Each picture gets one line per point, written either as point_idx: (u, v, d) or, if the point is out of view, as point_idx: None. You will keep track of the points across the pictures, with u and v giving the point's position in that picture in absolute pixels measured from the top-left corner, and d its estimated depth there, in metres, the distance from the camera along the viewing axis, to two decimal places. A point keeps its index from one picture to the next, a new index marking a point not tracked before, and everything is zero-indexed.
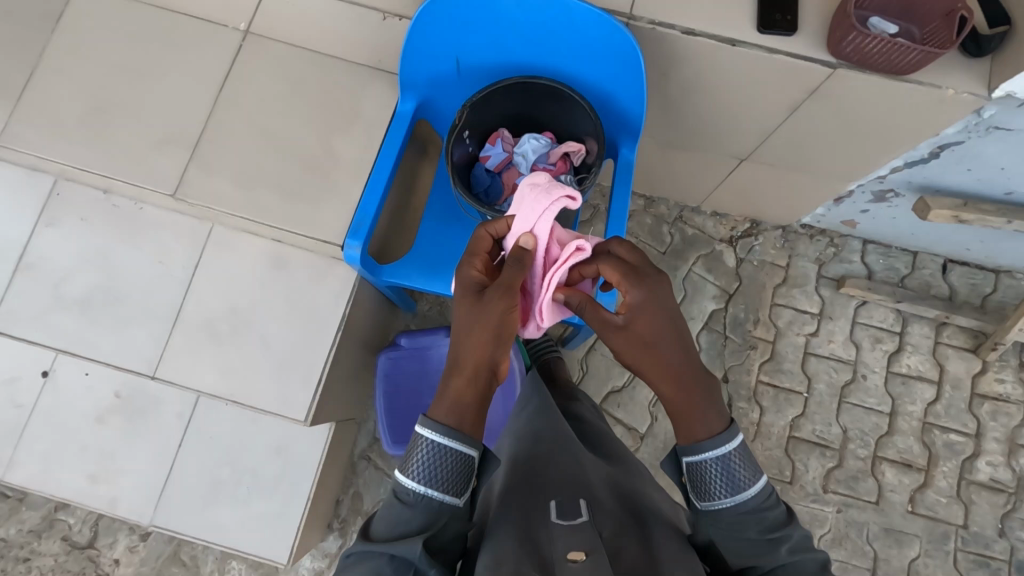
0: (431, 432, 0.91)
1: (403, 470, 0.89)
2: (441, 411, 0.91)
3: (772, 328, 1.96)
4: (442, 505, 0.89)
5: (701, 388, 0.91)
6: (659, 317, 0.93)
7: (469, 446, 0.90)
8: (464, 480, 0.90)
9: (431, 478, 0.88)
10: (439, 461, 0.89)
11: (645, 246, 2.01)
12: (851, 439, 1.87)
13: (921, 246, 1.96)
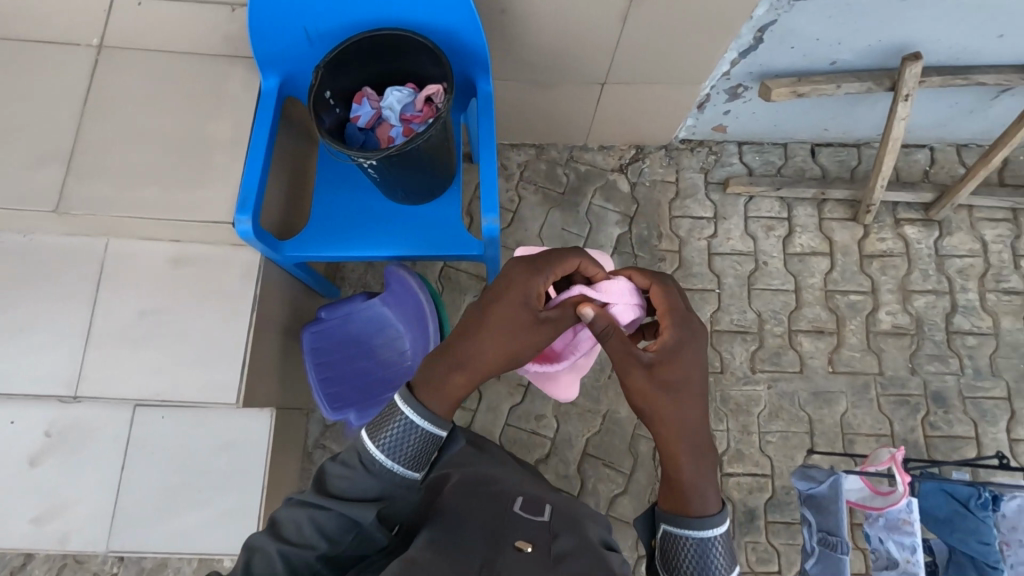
0: (410, 411, 1.00)
1: (373, 438, 0.98)
2: (429, 395, 1.02)
3: (675, 239, 2.10)
4: (399, 475, 0.99)
5: (706, 460, 1.01)
6: (691, 368, 1.04)
7: (439, 425, 1.00)
8: (425, 459, 1.01)
9: (397, 454, 0.98)
10: (408, 441, 0.99)
11: (544, 190, 2.13)
12: (766, 321, 2.02)
13: (787, 136, 2.15)
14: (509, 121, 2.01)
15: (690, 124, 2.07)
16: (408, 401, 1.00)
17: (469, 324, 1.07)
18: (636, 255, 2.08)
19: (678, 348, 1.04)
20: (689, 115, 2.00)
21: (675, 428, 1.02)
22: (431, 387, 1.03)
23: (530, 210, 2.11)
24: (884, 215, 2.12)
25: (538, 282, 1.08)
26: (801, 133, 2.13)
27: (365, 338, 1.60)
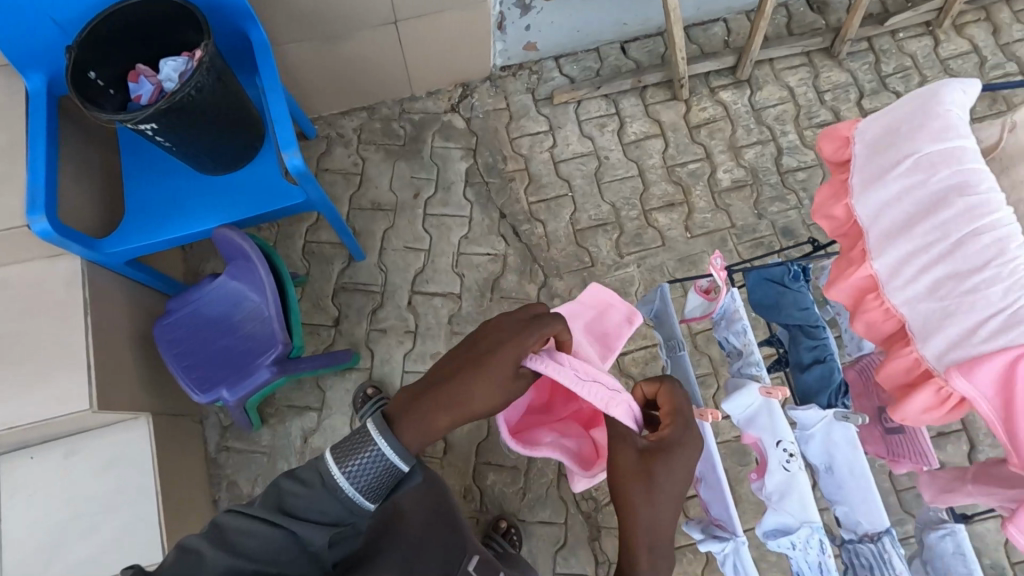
0: (385, 444, 0.96)
1: (342, 462, 0.94)
2: (406, 425, 0.98)
3: (520, 158, 2.18)
4: (353, 506, 0.95)
5: (661, 543, 0.93)
6: (680, 469, 0.95)
7: (404, 461, 0.97)
8: (381, 493, 0.97)
9: (363, 486, 0.94)
10: (375, 472, 0.95)
11: (385, 146, 2.18)
12: (621, 208, 2.12)
13: (595, 40, 2.28)
14: (327, 85, 2.05)
15: (500, 48, 2.17)
16: (382, 434, 0.96)
17: (461, 372, 1.00)
18: (488, 183, 2.15)
19: (673, 465, 0.95)
20: (494, 39, 2.10)
21: (647, 505, 0.92)
22: (416, 416, 0.99)
23: (377, 169, 2.15)
24: (700, 88, 2.28)
25: (535, 340, 0.99)
26: (606, 33, 2.27)
27: (224, 315, 1.57)
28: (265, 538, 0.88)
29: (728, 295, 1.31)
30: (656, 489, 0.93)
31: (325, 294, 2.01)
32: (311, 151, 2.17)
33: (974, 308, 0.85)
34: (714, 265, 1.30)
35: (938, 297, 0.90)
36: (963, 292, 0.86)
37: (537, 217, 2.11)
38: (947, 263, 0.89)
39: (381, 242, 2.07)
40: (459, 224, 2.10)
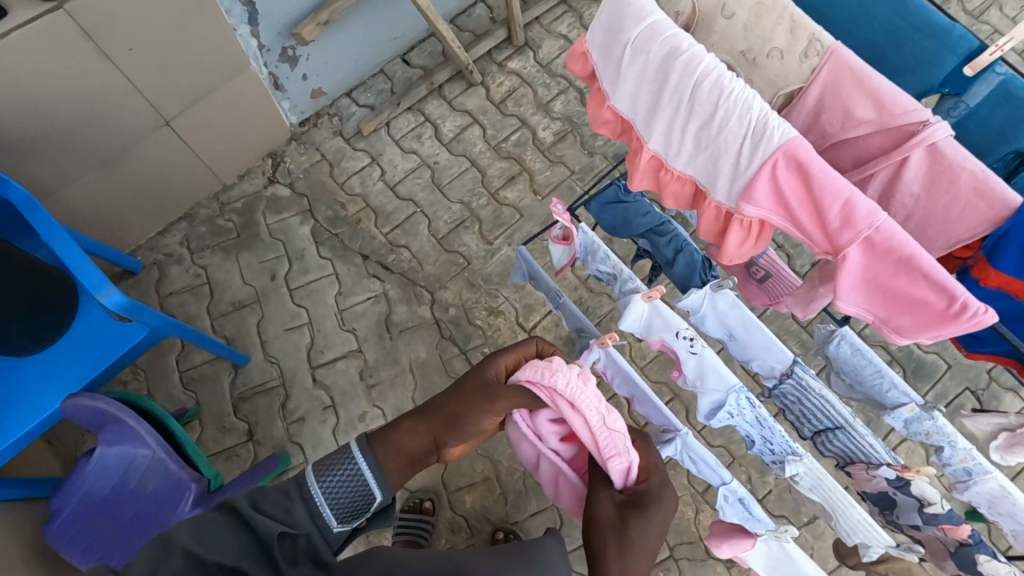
0: (362, 462, 0.99)
1: (319, 469, 0.96)
2: (389, 453, 1.01)
3: (357, 198, 2.16)
4: (316, 518, 0.92)
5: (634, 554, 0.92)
6: (654, 532, 0.93)
7: (375, 484, 0.99)
8: (348, 516, 0.95)
9: (331, 497, 0.94)
10: (347, 487, 0.96)
11: (221, 244, 2.08)
12: (470, 201, 2.16)
13: (376, 63, 2.29)
14: (131, 210, 1.93)
15: (288, 106, 2.13)
16: (363, 450, 0.99)
17: (455, 401, 1.03)
18: (337, 234, 2.11)
19: (661, 521, 0.96)
20: (278, 100, 2.06)
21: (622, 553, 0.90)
22: (386, 440, 1.02)
23: (222, 270, 2.05)
24: (489, 67, 2.36)
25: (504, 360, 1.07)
26: (382, 54, 2.28)
27: (116, 488, 1.40)
28: (226, 531, 0.83)
29: (580, 231, 1.37)
30: (631, 544, 0.90)
31: (226, 412, 1.89)
32: (147, 283, 2.03)
33: (730, 135, 0.71)
34: (558, 213, 1.34)
35: (696, 142, 0.75)
36: (711, 127, 0.73)
37: (397, 243, 2.10)
38: (684, 109, 0.74)
39: (260, 335, 1.98)
40: (328, 283, 2.05)
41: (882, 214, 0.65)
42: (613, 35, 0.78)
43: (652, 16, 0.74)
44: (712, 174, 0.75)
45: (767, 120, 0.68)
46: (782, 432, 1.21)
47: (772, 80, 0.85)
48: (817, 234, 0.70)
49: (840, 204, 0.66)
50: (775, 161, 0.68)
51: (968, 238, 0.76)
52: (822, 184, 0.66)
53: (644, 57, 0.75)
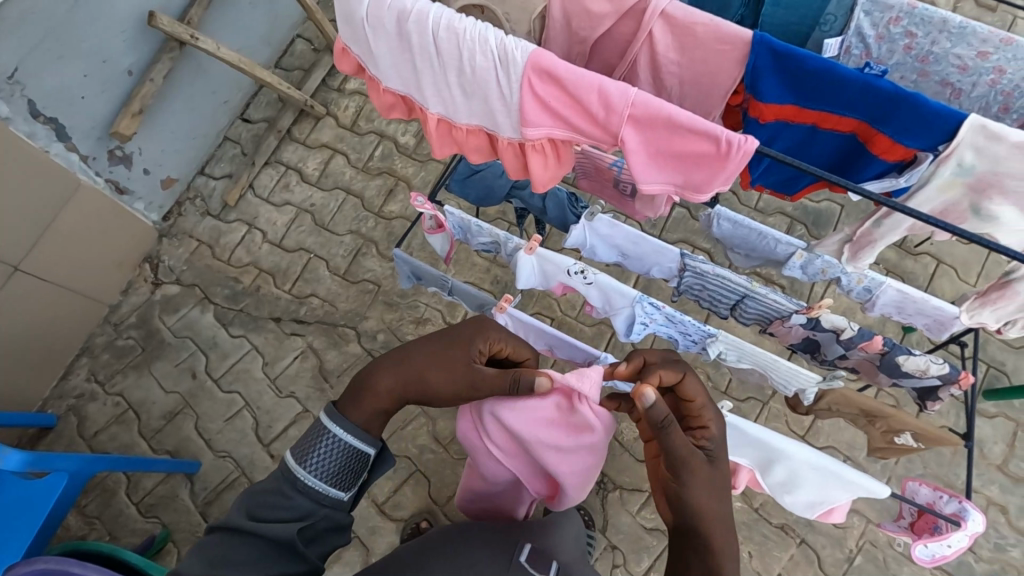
0: (342, 430, 0.89)
1: (304, 461, 0.86)
2: (361, 412, 0.91)
3: (248, 267, 2.11)
4: (321, 497, 0.86)
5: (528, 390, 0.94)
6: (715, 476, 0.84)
7: (367, 444, 0.89)
8: (347, 479, 0.89)
9: (326, 474, 0.87)
10: (337, 458, 0.88)
11: (129, 364, 2.00)
12: (359, 228, 2.14)
13: (216, 132, 2.24)
14: (18, 365, 1.83)
15: (143, 206, 2.06)
16: (336, 419, 0.89)
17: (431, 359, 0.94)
18: (242, 309, 2.06)
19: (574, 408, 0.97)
20: (129, 204, 1.99)
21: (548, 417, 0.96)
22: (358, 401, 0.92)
23: (139, 388, 1.97)
24: (329, 96, 2.33)
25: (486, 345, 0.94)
26: (217, 121, 2.22)
27: None
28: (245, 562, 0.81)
29: (448, 214, 1.37)
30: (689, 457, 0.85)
31: (198, 522, 1.82)
32: (69, 430, 1.94)
33: (481, 72, 0.73)
34: (420, 206, 1.32)
35: (462, 92, 0.77)
36: (466, 72, 0.74)
37: (305, 294, 2.07)
38: (438, 64, 0.76)
39: (203, 433, 1.92)
40: (252, 359, 2.00)
41: (632, 90, 0.67)
42: (351, 20, 0.78)
43: None
44: (490, 116, 0.77)
45: (505, 44, 0.70)
46: (692, 321, 1.24)
47: (522, 6, 0.86)
48: (597, 131, 0.72)
49: (596, 95, 0.69)
50: (528, 78, 0.70)
51: (732, 85, 0.79)
52: (572, 83, 0.69)
53: (383, 26, 0.76)
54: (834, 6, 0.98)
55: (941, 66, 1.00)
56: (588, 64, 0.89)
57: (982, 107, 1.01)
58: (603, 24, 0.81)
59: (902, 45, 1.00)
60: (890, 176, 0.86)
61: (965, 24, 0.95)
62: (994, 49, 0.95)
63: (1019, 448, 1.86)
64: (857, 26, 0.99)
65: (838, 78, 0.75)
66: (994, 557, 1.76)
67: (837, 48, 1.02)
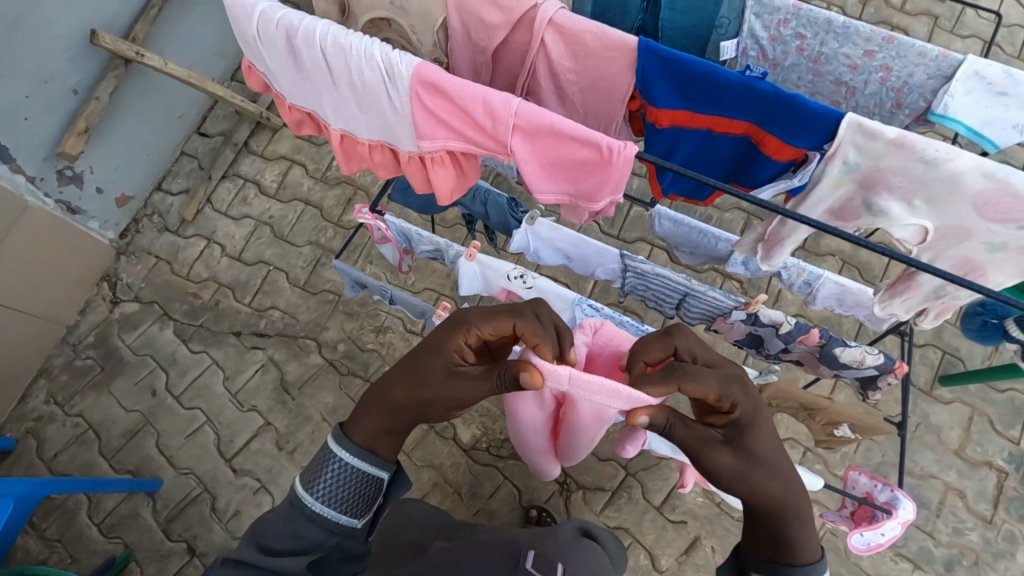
0: (351, 455, 0.89)
1: (315, 488, 0.87)
2: (363, 433, 0.91)
3: (208, 281, 2.11)
4: (336, 526, 0.88)
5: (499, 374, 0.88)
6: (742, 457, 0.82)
7: (375, 467, 0.90)
8: (361, 508, 0.90)
9: (340, 501, 0.88)
10: (349, 485, 0.89)
11: (89, 384, 1.98)
12: (318, 238, 2.14)
13: (173, 147, 2.23)
14: None
15: (98, 224, 2.05)
16: (343, 443, 0.90)
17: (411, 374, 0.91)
18: (201, 324, 2.05)
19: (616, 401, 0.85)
20: (83, 223, 1.98)
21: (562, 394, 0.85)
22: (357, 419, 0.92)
23: (99, 408, 1.96)
24: None
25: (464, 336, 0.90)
26: (173, 136, 2.21)
27: None
28: None
29: (389, 223, 1.37)
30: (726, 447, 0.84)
31: (161, 540, 1.81)
32: (29, 453, 1.92)
33: (372, 85, 0.74)
34: (363, 217, 1.33)
35: (360, 107, 0.79)
36: (360, 88, 0.75)
37: (265, 307, 2.06)
38: (334, 81, 0.77)
39: (165, 451, 1.91)
40: (212, 374, 1.99)
41: (514, 100, 0.68)
42: (246, 39, 0.79)
43: (258, 7, 0.74)
44: (390, 129, 0.79)
45: (390, 58, 0.70)
46: (630, 321, 1.25)
47: (424, 17, 0.87)
48: (488, 141, 0.74)
49: (482, 105, 0.70)
50: (415, 91, 0.71)
51: (627, 90, 0.80)
52: (457, 95, 0.70)
53: (276, 44, 0.77)
54: (726, 9, 0.98)
55: (833, 66, 0.99)
56: (492, 72, 0.89)
57: (876, 105, 0.99)
58: (498, 34, 0.82)
59: (795, 47, 0.99)
60: (785, 176, 0.85)
61: (848, 24, 0.93)
62: (879, 47, 0.94)
63: (975, 433, 1.88)
64: (749, 29, 0.99)
65: (722, 82, 0.75)
66: (952, 541, 1.79)
67: (734, 51, 1.01)
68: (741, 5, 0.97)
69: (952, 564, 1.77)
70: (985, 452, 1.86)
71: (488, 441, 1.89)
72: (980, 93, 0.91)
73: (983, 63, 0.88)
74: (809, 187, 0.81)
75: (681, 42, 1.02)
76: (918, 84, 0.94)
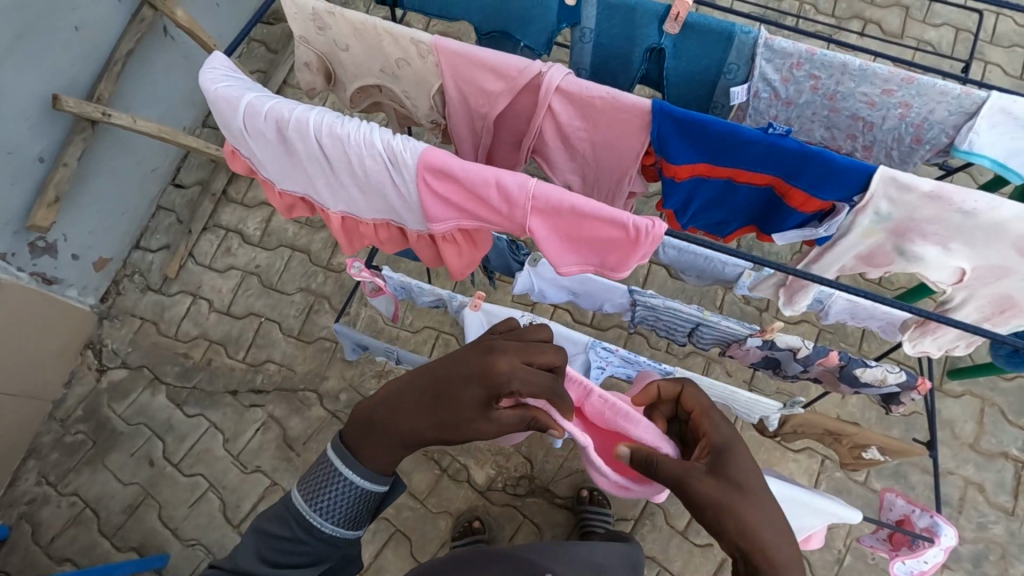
0: (353, 472, 0.84)
1: (316, 506, 0.82)
2: (374, 459, 0.85)
3: (197, 339, 2.03)
4: (335, 538, 0.83)
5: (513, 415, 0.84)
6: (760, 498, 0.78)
7: (379, 484, 0.86)
8: (359, 520, 0.85)
9: (340, 518, 0.83)
10: (349, 502, 0.84)
11: (82, 460, 1.90)
12: (309, 285, 2.07)
13: (148, 203, 2.14)
14: None
15: (76, 292, 1.96)
16: (348, 462, 0.85)
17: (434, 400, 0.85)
18: (195, 386, 1.98)
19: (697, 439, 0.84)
20: (60, 293, 1.90)
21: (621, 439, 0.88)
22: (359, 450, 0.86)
23: (94, 484, 1.87)
24: None
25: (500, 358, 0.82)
26: (148, 191, 2.12)
27: None
28: None
29: (387, 278, 1.30)
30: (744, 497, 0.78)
31: None
32: (24, 540, 1.83)
33: (375, 173, 0.69)
34: (356, 273, 1.25)
35: (360, 191, 0.74)
36: (359, 175, 0.70)
37: (260, 361, 1.99)
38: (329, 168, 0.72)
39: (168, 523, 1.83)
40: (211, 437, 1.92)
41: (530, 181, 0.64)
42: (229, 129, 0.74)
43: (243, 100, 0.69)
44: (394, 211, 0.74)
45: (393, 146, 0.66)
46: (647, 360, 1.20)
47: (418, 83, 0.82)
48: (502, 221, 0.69)
49: (495, 189, 0.65)
50: (422, 177, 0.67)
51: (642, 147, 0.77)
52: (468, 180, 0.65)
53: (266, 136, 0.72)
54: (734, 56, 0.94)
55: (849, 103, 0.95)
56: (493, 135, 0.85)
57: (895, 139, 0.97)
58: (499, 99, 0.77)
59: (809, 86, 0.95)
60: (811, 224, 0.84)
61: (865, 67, 0.89)
62: (898, 87, 0.90)
63: (988, 424, 1.88)
64: (760, 73, 0.94)
65: (744, 140, 0.73)
66: (977, 536, 1.78)
67: (745, 95, 0.98)
68: (751, 53, 0.92)
69: (980, 560, 1.76)
70: (1000, 443, 1.86)
71: (504, 481, 1.84)
72: (1007, 127, 0.89)
73: (1008, 100, 0.86)
74: (837, 234, 0.82)
75: (686, 86, 1.01)
76: (939, 120, 0.92)
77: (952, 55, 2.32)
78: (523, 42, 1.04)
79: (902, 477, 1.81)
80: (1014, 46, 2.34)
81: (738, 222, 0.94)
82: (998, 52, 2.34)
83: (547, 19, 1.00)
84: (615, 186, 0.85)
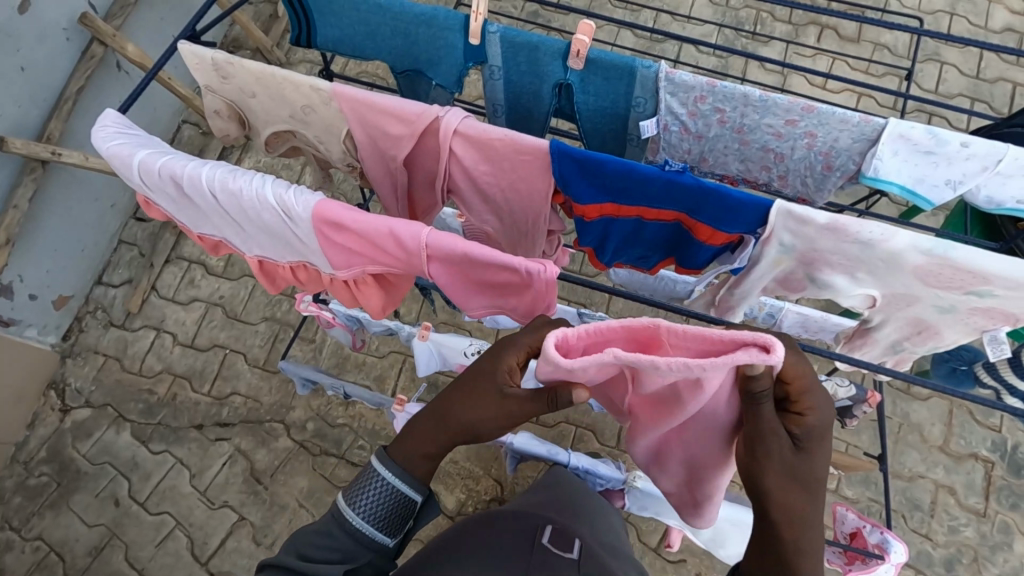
0: (392, 474, 0.79)
1: (351, 502, 0.77)
2: (408, 453, 0.80)
3: (162, 374, 2.01)
4: (368, 542, 0.77)
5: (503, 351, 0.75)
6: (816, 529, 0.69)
7: (416, 492, 0.79)
8: (395, 529, 0.78)
9: (374, 518, 0.77)
10: (386, 505, 0.78)
11: (46, 503, 1.87)
12: (273, 314, 2.06)
13: (109, 238, 2.12)
14: None
15: (35, 332, 1.94)
16: (384, 460, 0.79)
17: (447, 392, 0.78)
18: (160, 422, 1.95)
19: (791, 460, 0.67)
20: (18, 334, 1.88)
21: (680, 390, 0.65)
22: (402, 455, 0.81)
23: (59, 526, 1.84)
24: None
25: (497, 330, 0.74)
26: (107, 227, 2.10)
27: None
28: None
29: (335, 311, 1.28)
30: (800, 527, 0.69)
31: None
32: None
33: (279, 224, 0.75)
34: (304, 306, 1.21)
35: (271, 238, 0.79)
36: (268, 226, 0.76)
37: (226, 394, 1.97)
38: (241, 218, 0.77)
39: (134, 563, 1.80)
40: (177, 473, 1.89)
41: (422, 231, 0.69)
42: (148, 184, 0.79)
43: (159, 161, 0.75)
44: (305, 256, 0.80)
45: (292, 203, 0.71)
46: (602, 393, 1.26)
47: (327, 129, 0.90)
48: (399, 263, 0.75)
49: (390, 238, 0.71)
50: (321, 229, 0.72)
51: (547, 186, 0.81)
52: (362, 231, 0.71)
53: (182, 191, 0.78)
54: (640, 91, 0.95)
55: (758, 135, 0.97)
56: (409, 174, 0.90)
57: (806, 167, 0.99)
58: (404, 142, 0.83)
59: (716, 119, 0.96)
60: (723, 256, 0.89)
61: (765, 98, 0.90)
62: (800, 117, 0.91)
63: (957, 426, 1.88)
64: (667, 107, 0.95)
65: (642, 179, 0.76)
66: (949, 540, 1.78)
67: (655, 127, 1.00)
68: (655, 86, 0.93)
69: (953, 564, 1.76)
70: (968, 444, 1.86)
71: (474, 505, 1.82)
72: (907, 154, 0.90)
73: (905, 126, 0.86)
74: (749, 264, 0.87)
75: (601, 119, 1.02)
76: (845, 147, 0.93)
77: (908, 57, 2.33)
78: (436, 81, 1.05)
79: (873, 483, 1.81)
80: (968, 47, 2.36)
81: (657, 257, 0.98)
82: (954, 52, 2.35)
83: (453, 60, 1.00)
84: (532, 222, 0.90)
